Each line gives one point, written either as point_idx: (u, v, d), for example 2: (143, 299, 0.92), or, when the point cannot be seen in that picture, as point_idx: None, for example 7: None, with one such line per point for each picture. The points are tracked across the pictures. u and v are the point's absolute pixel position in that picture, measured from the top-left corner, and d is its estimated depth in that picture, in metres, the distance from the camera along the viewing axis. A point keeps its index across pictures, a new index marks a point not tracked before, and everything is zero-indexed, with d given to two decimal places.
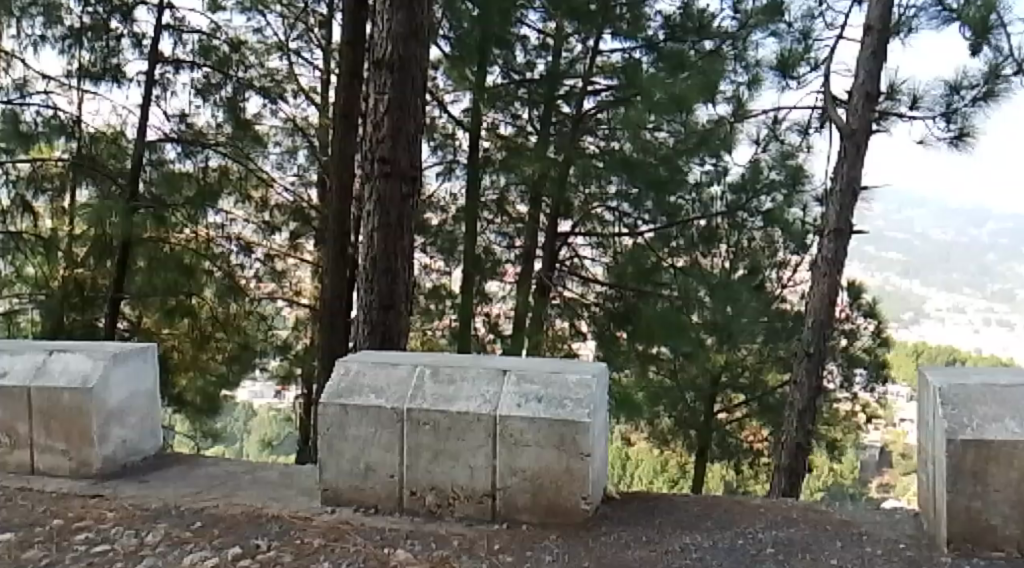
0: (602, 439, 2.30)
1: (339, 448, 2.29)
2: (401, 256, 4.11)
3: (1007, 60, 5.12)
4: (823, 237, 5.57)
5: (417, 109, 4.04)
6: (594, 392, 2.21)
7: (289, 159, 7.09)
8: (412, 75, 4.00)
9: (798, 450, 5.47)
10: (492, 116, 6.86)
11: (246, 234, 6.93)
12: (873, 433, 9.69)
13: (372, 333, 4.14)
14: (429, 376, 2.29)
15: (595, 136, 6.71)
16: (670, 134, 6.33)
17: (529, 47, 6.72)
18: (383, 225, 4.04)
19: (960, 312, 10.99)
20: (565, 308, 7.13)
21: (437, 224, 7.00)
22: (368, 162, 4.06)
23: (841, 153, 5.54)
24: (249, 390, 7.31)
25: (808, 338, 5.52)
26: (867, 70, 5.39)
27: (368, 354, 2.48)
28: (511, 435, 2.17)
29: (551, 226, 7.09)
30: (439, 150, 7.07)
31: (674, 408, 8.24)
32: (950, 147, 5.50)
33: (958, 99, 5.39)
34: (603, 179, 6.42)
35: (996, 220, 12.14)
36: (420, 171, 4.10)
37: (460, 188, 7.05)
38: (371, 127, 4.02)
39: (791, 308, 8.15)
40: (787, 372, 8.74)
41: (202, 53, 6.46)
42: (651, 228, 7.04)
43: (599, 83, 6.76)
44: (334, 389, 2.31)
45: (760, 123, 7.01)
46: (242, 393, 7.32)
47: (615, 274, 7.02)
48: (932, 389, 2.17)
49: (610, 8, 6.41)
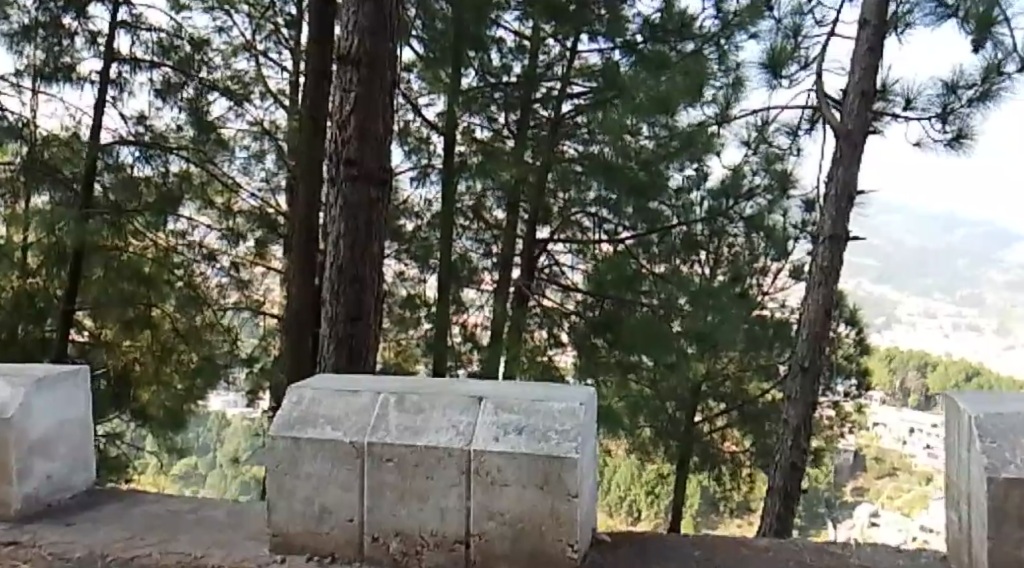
0: (590, 476, 2.02)
1: (290, 489, 1.99)
2: (370, 265, 3.83)
3: (1010, 56, 4.92)
4: (818, 244, 5.34)
5: (386, 109, 3.76)
6: (582, 422, 1.94)
7: (256, 163, 6.60)
8: (381, 72, 3.72)
9: (792, 468, 5.24)
10: (466, 119, 6.47)
11: (208, 241, 6.60)
12: (851, 438, 9.58)
13: (338, 348, 3.85)
14: (394, 404, 2.01)
15: (574, 140, 6.45)
16: (651, 138, 6.33)
17: (505, 49, 6.40)
18: (350, 231, 3.76)
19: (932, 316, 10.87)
20: (545, 317, 6.83)
21: (412, 230, 6.76)
22: (333, 164, 3.77)
23: (837, 154, 5.31)
24: (222, 399, 7.02)
25: (802, 351, 5.29)
26: (862, 68, 5.20)
27: (323, 378, 2.19)
28: (487, 473, 1.90)
29: (529, 233, 6.84)
30: (413, 154, 6.64)
31: (655, 418, 7.99)
32: (947, 149, 5.30)
33: (954, 99, 5.18)
34: (583, 184, 6.31)
35: (968, 227, 12.21)
36: (390, 174, 3.82)
37: (434, 194, 6.64)
38: (336, 127, 3.74)
39: (770, 315, 7.88)
40: (768, 381, 8.57)
41: (162, 53, 6.11)
42: (632, 234, 6.80)
43: (577, 88, 6.52)
44: (284, 419, 2.02)
45: (746, 125, 6.74)
46: (215, 403, 7.01)
47: (595, 283, 6.72)
48: (969, 418, 1.94)
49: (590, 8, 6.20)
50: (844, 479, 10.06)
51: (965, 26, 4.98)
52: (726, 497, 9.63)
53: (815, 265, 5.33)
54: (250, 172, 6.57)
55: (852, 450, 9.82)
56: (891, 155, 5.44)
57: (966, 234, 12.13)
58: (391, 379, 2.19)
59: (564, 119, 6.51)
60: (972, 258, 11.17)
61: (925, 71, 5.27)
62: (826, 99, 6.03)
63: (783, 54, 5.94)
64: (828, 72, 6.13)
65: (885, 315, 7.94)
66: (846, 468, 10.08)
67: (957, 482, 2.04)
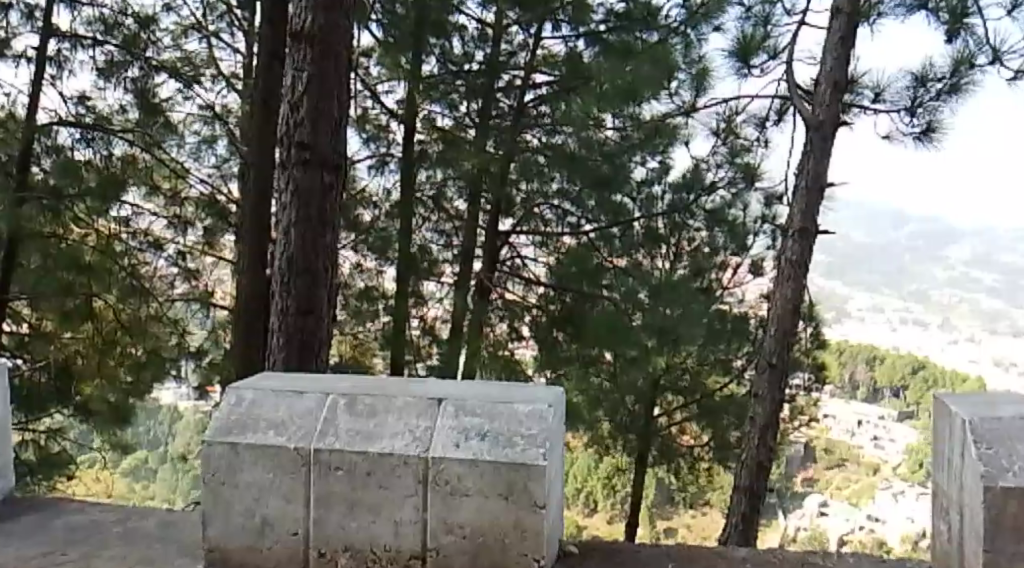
0: (557, 485, 1.86)
1: (227, 503, 1.80)
2: (323, 255, 3.64)
3: (981, 48, 4.94)
4: (788, 238, 5.26)
5: (341, 90, 3.56)
6: (551, 425, 1.79)
7: (206, 149, 6.34)
8: (336, 50, 3.52)
9: (759, 467, 5.16)
10: (427, 107, 6.24)
11: (155, 230, 6.42)
12: (800, 432, 9.71)
13: (288, 342, 3.65)
14: (344, 407, 1.83)
15: (537, 131, 6.23)
16: (615, 130, 6.31)
17: (467, 38, 6.19)
18: (301, 219, 3.56)
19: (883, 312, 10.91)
20: (506, 310, 6.70)
21: (369, 221, 6.51)
22: (284, 147, 3.57)
23: (808, 146, 5.25)
24: (173, 392, 6.82)
25: (770, 349, 5.21)
26: (834, 57, 5.13)
27: (265, 377, 2.01)
28: (446, 482, 1.73)
29: (491, 224, 6.64)
30: (371, 142, 6.43)
31: (614, 412, 7.90)
32: (916, 143, 5.21)
33: (924, 92, 5.09)
34: (546, 177, 6.14)
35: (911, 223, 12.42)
36: (344, 159, 3.63)
37: (394, 183, 6.48)
38: (287, 109, 3.54)
39: (730, 310, 7.74)
40: (727, 375, 8.49)
41: (105, 31, 5.86)
42: (594, 226, 6.68)
43: (539, 79, 6.32)
44: (222, 423, 1.83)
45: (712, 115, 6.72)
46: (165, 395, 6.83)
47: (559, 278, 6.61)
48: (963, 422, 1.82)
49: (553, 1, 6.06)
50: (795, 468, 10.23)
51: (939, 18, 5.01)
52: (683, 490, 9.60)
53: (784, 259, 5.25)
54: (201, 157, 6.35)
55: (801, 441, 9.91)
56: (861, 150, 5.38)
57: (912, 231, 12.32)
58: (342, 378, 2.01)
59: (528, 107, 6.28)
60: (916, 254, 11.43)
61: (895, 64, 5.21)
62: (799, 89, 5.78)
63: (751, 45, 5.69)
64: (799, 61, 5.84)
65: (837, 311, 7.96)
66: (795, 457, 10.24)
67: (944, 489, 1.94)
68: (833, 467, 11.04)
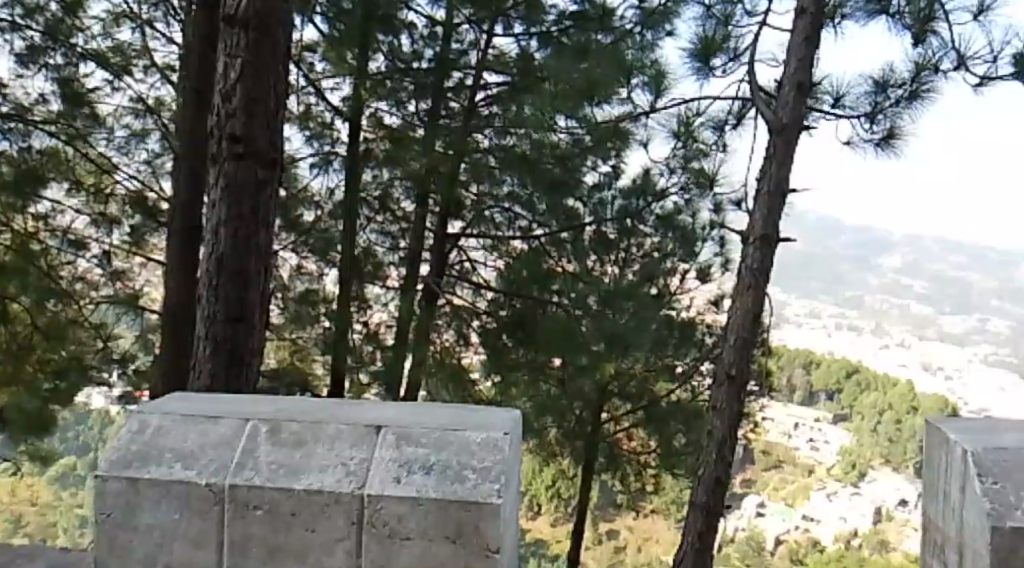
0: (511, 522, 1.63)
1: (125, 550, 1.55)
2: (256, 257, 3.39)
3: (946, 53, 4.84)
4: (748, 245, 5.15)
5: (277, 78, 3.29)
6: (507, 456, 1.55)
7: (137, 143, 6.16)
8: (274, 33, 3.25)
9: (716, 484, 5.10)
10: (374, 105, 5.93)
11: (76, 228, 6.27)
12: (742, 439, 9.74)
13: (216, 351, 3.38)
14: (267, 435, 1.58)
15: (487, 135, 6.01)
16: (568, 133, 6.08)
17: (416, 35, 5.88)
18: (232, 217, 3.31)
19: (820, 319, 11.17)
20: (453, 316, 6.44)
21: (310, 221, 6.24)
22: (215, 140, 3.29)
23: (771, 150, 5.11)
24: (104, 395, 6.74)
25: (730, 360, 5.12)
26: (799, 58, 5.02)
27: (175, 398, 1.76)
28: (384, 524, 1.49)
29: (439, 227, 6.44)
30: (315, 140, 6.04)
31: (563, 419, 7.67)
32: (875, 150, 5.14)
33: (884, 98, 5.05)
34: (496, 179, 6.01)
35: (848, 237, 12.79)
36: (280, 154, 3.39)
37: (338, 182, 6.10)
38: (219, 98, 3.27)
39: (678, 316, 7.71)
40: (676, 381, 8.27)
41: (28, 15, 5.56)
42: (545, 231, 6.56)
43: (490, 79, 6.18)
44: (123, 453, 1.57)
45: (669, 116, 6.31)
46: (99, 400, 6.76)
47: (509, 283, 6.42)
48: (963, 452, 1.62)
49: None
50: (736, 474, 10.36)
51: (906, 30, 4.88)
52: (625, 492, 9.36)
53: (745, 267, 5.15)
54: (131, 152, 6.15)
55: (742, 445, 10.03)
56: (822, 157, 5.26)
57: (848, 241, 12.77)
58: (267, 400, 1.76)
59: (479, 108, 6.12)
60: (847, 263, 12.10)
61: (855, 69, 5.16)
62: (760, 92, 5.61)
63: (712, 46, 5.58)
64: (761, 62, 5.69)
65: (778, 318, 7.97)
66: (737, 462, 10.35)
67: (938, 525, 1.75)
68: (770, 469, 11.63)
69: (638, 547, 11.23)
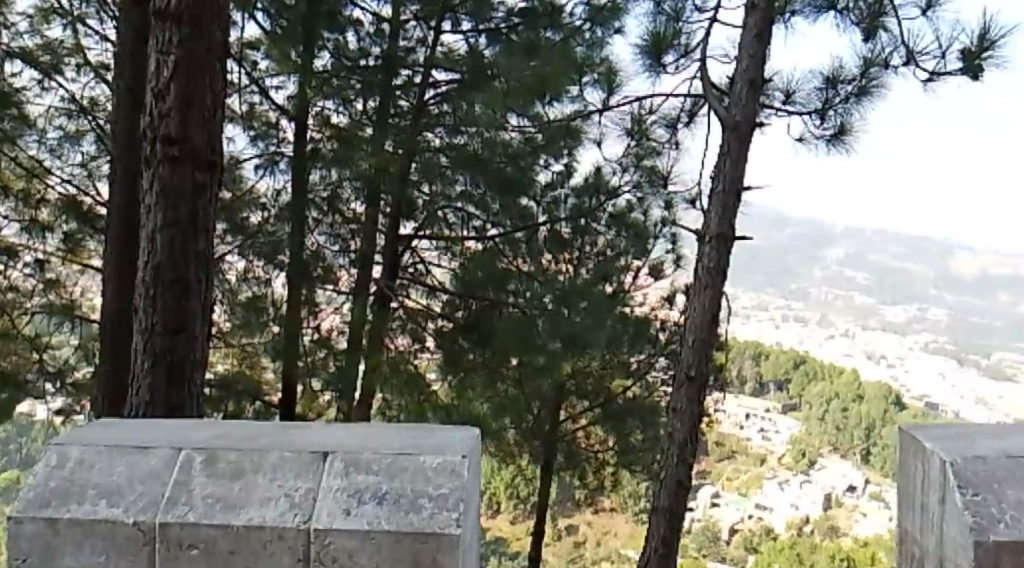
0: (472, 553, 1.52)
1: None
2: (196, 264, 3.25)
3: (896, 49, 4.84)
4: (704, 244, 5.12)
5: (214, 77, 3.20)
6: (466, 481, 1.45)
7: (72, 145, 6.01)
8: (210, 29, 3.17)
9: (678, 486, 5.07)
10: (320, 103, 5.77)
11: (8, 236, 6.27)
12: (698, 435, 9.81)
13: (155, 364, 3.21)
14: (202, 466, 1.48)
15: (436, 133, 5.82)
16: (519, 131, 6.05)
17: (362, 33, 5.72)
18: (169, 222, 3.18)
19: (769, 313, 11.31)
20: (407, 320, 6.26)
21: (257, 223, 6.04)
22: (148, 142, 3.19)
23: (724, 148, 5.07)
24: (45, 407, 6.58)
25: (688, 360, 5.10)
26: (750, 54, 4.98)
27: (101, 426, 1.65)
28: (333, 561, 1.37)
29: (391, 229, 6.23)
30: (260, 140, 5.95)
31: (522, 421, 7.45)
32: (827, 146, 5.15)
33: (834, 94, 5.04)
34: (448, 179, 5.83)
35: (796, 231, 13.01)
36: (219, 156, 3.27)
37: (284, 183, 5.94)
38: (152, 98, 3.18)
39: (632, 313, 7.69)
40: (631, 377, 8.29)
41: None
42: (499, 231, 6.44)
43: (438, 77, 5.98)
44: (42, 491, 1.45)
45: (621, 116, 6.25)
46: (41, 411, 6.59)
47: (465, 284, 6.26)
48: (940, 463, 1.55)
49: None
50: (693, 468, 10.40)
51: (858, 25, 4.89)
52: (584, 491, 9.33)
53: (701, 266, 5.11)
54: (65, 155, 6.04)
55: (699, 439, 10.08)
56: (775, 155, 5.22)
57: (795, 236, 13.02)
58: (204, 425, 1.66)
59: (429, 106, 5.91)
60: (792, 255, 12.27)
61: (805, 64, 5.12)
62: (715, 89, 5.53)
63: (663, 42, 5.50)
64: (713, 58, 5.64)
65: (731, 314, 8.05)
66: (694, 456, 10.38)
67: (914, 536, 1.68)
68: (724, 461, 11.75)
69: (598, 541, 11.29)
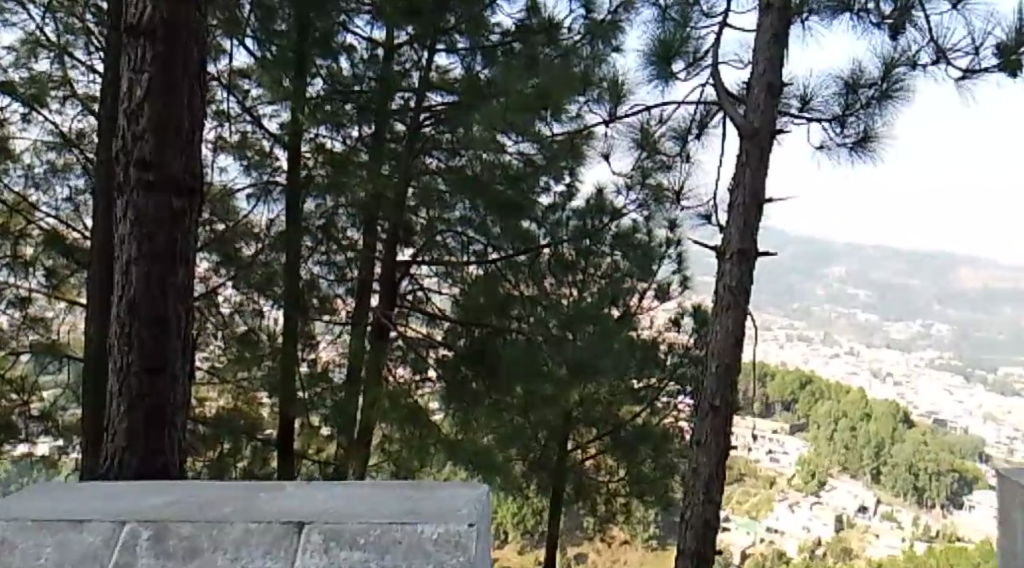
0: None
1: None
2: (175, 296, 2.97)
3: (924, 47, 4.61)
4: (725, 262, 4.87)
5: (191, 97, 2.95)
6: (470, 559, 1.30)
7: (58, 178, 5.86)
8: (186, 45, 2.92)
9: (705, 527, 4.80)
10: (315, 132, 5.42)
11: None
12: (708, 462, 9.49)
13: (132, 408, 2.91)
14: (148, 543, 1.37)
15: (436, 157, 5.65)
16: (518, 154, 5.80)
17: (355, 59, 5.37)
18: (145, 252, 2.91)
19: (781, 335, 10.99)
20: (407, 349, 6.01)
21: (250, 255, 5.84)
22: (122, 167, 2.93)
23: (742, 158, 4.88)
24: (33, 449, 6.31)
25: (712, 389, 4.85)
26: (767, 58, 4.81)
27: (48, 494, 1.56)
28: None
29: (389, 254, 5.97)
30: (254, 169, 5.70)
31: (528, 450, 7.04)
32: (850, 155, 4.91)
33: (855, 99, 4.80)
34: (446, 204, 5.59)
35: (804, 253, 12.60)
36: (201, 181, 3.01)
37: (278, 213, 5.71)
38: (125, 120, 2.92)
39: (638, 337, 7.40)
40: (640, 403, 8.01)
41: None
42: (500, 254, 6.11)
43: (434, 100, 5.69)
44: None
45: (627, 131, 6.21)
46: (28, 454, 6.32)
47: (465, 310, 5.98)
48: None
49: (442, 24, 5.40)
50: None
51: (880, 26, 4.68)
52: (592, 520, 9.01)
53: (723, 287, 4.86)
54: (51, 188, 5.88)
55: None
56: (795, 167, 5.03)
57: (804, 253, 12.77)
58: (167, 487, 1.57)
59: (423, 128, 5.64)
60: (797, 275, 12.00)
61: (825, 68, 4.89)
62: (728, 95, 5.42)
63: (671, 48, 5.28)
64: (726, 64, 5.59)
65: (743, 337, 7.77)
66: None
67: None
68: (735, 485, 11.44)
69: None
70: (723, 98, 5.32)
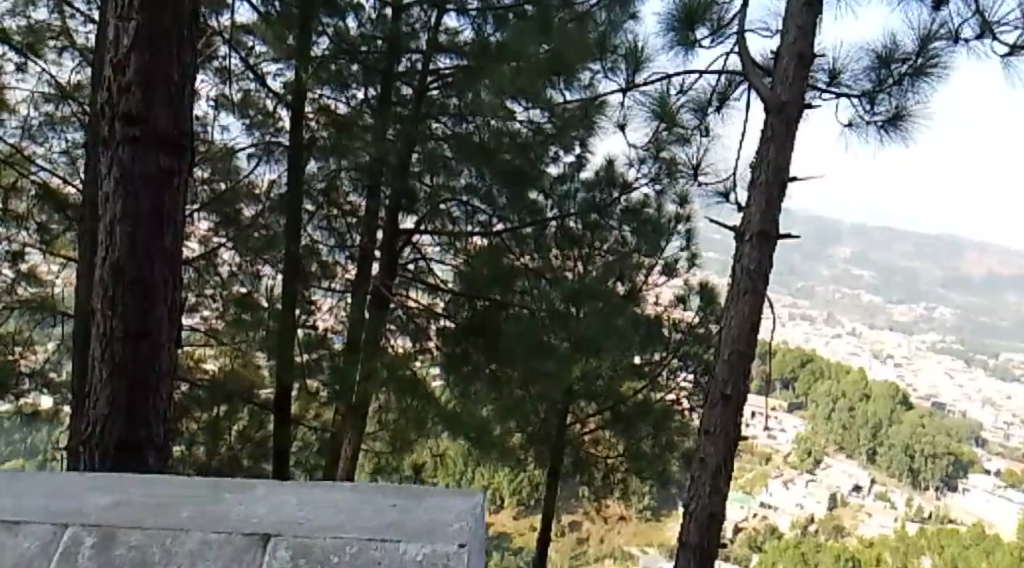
0: None
1: None
2: (160, 259, 2.79)
3: (966, 21, 4.44)
4: (745, 243, 4.68)
5: (179, 48, 2.75)
6: None
7: (53, 131, 5.65)
8: None
9: (710, 518, 4.69)
10: (317, 91, 5.26)
11: None
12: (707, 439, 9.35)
13: (115, 375, 2.76)
14: (89, 551, 1.34)
15: (442, 123, 5.44)
16: (526, 121, 5.65)
17: (364, 18, 5.18)
18: (129, 211, 2.73)
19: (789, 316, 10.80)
20: (406, 320, 5.91)
21: (250, 217, 5.70)
22: (106, 121, 2.74)
23: (768, 131, 4.68)
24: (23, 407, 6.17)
25: (723, 376, 4.69)
26: (798, 27, 4.60)
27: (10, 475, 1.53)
28: None
29: (390, 222, 5.77)
30: (255, 129, 5.46)
31: (527, 423, 6.89)
32: (880, 133, 4.70)
33: (887, 74, 4.61)
34: (451, 171, 5.37)
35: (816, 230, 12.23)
36: (190, 139, 2.82)
37: (278, 173, 5.57)
38: (110, 70, 2.72)
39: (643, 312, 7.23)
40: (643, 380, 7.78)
41: None
42: (506, 225, 5.86)
43: (443, 62, 5.44)
44: None
45: (642, 102, 5.49)
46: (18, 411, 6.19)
47: (469, 283, 5.73)
48: None
49: None
50: None
51: None
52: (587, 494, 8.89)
53: (742, 270, 4.67)
54: (46, 140, 5.67)
55: None
56: (819, 144, 4.83)
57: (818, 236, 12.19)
58: (130, 480, 1.53)
59: (429, 92, 5.44)
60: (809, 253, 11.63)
61: (858, 40, 4.70)
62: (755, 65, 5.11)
63: (696, 13, 5.05)
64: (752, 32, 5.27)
65: None
66: None
67: None
68: None
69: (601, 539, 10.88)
70: (747, 68, 5.08)
